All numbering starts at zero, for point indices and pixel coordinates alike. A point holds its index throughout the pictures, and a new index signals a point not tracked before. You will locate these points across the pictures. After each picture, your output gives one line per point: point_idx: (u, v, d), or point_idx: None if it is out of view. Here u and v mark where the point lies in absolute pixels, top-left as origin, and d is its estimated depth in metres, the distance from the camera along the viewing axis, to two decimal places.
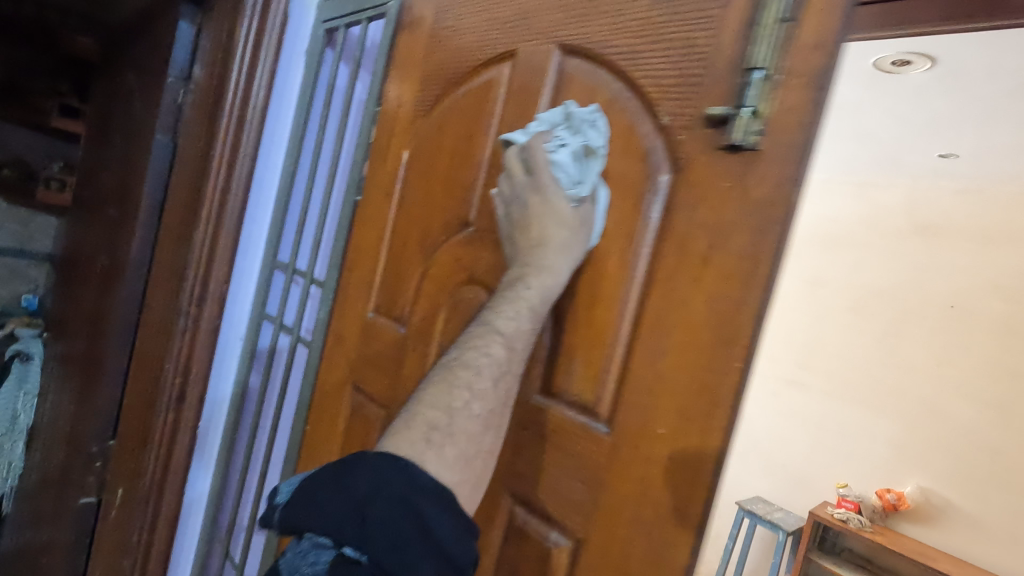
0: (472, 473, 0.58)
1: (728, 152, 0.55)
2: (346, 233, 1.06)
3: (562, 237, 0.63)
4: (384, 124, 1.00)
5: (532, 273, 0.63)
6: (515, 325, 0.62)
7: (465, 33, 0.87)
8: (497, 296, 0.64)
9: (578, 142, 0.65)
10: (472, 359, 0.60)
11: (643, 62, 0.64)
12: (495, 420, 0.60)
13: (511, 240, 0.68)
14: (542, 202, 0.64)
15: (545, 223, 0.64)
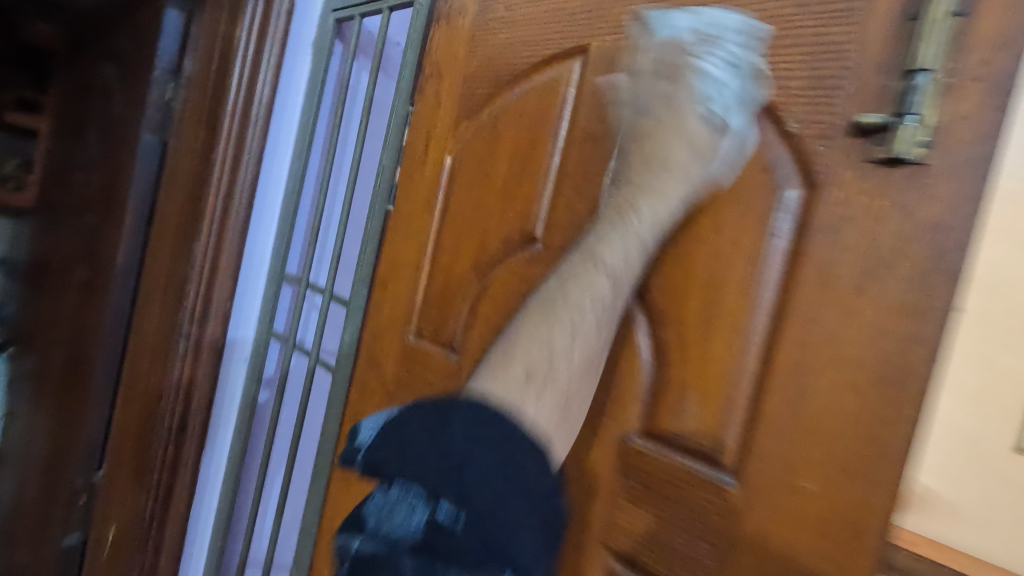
0: (568, 415, 0.59)
1: (885, 166, 0.48)
2: (375, 246, 0.96)
3: (672, 187, 0.57)
4: (420, 125, 0.90)
5: (643, 198, 0.57)
6: (622, 256, 0.57)
7: (520, 25, 0.78)
8: (604, 224, 0.58)
9: (735, 60, 0.56)
10: (561, 301, 0.56)
11: (760, 60, 0.56)
12: (592, 365, 0.59)
13: (625, 153, 0.61)
14: (674, 118, 0.56)
15: (671, 141, 0.56)
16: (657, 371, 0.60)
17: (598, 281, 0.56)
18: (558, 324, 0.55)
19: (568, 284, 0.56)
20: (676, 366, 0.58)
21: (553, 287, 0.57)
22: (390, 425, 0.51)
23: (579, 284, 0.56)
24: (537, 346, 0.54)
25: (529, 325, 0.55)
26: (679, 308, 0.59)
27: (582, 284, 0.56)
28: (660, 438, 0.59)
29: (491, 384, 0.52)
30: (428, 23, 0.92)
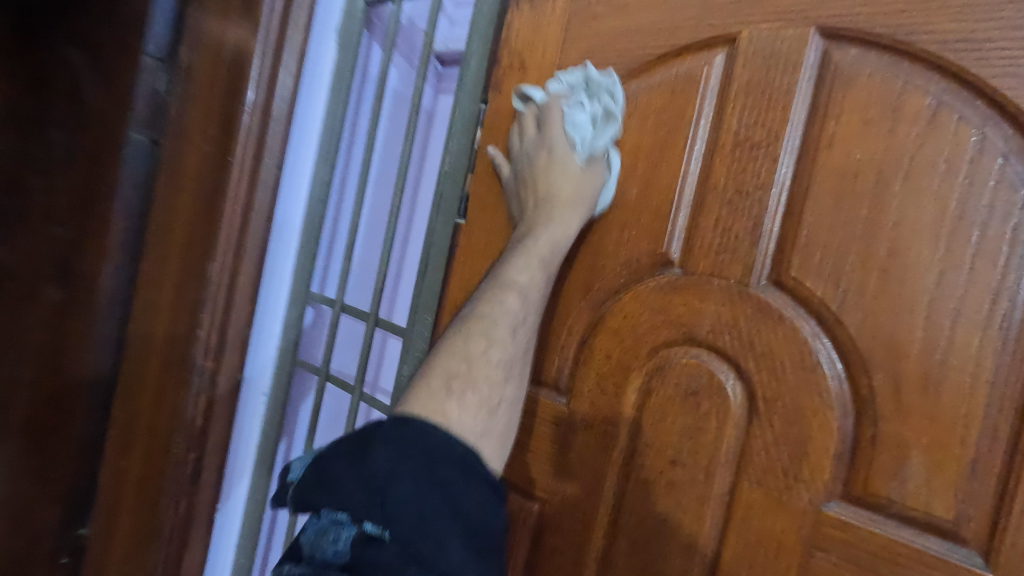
0: (496, 424, 0.58)
1: None
2: (440, 266, 0.83)
3: (572, 199, 0.65)
4: (497, 126, 0.77)
5: (541, 226, 0.66)
6: (533, 273, 0.64)
7: (635, 10, 0.66)
8: (508, 254, 0.67)
9: (599, 109, 0.67)
10: (496, 331, 0.61)
11: (993, 53, 0.47)
12: (513, 371, 0.62)
13: (526, 184, 0.70)
14: (551, 157, 0.68)
15: (552, 175, 0.67)
16: (856, 417, 0.51)
17: (564, 203, 0.65)
18: (497, 363, 0.60)
19: (535, 253, 0.65)
20: (889, 419, 0.49)
21: (480, 310, 0.63)
22: (329, 456, 0.52)
23: (551, 231, 0.65)
24: (485, 346, 0.60)
25: (489, 340, 0.60)
26: (892, 351, 0.50)
27: (526, 260, 0.64)
28: (868, 503, 0.50)
29: (414, 404, 0.55)
30: (501, 8, 0.80)
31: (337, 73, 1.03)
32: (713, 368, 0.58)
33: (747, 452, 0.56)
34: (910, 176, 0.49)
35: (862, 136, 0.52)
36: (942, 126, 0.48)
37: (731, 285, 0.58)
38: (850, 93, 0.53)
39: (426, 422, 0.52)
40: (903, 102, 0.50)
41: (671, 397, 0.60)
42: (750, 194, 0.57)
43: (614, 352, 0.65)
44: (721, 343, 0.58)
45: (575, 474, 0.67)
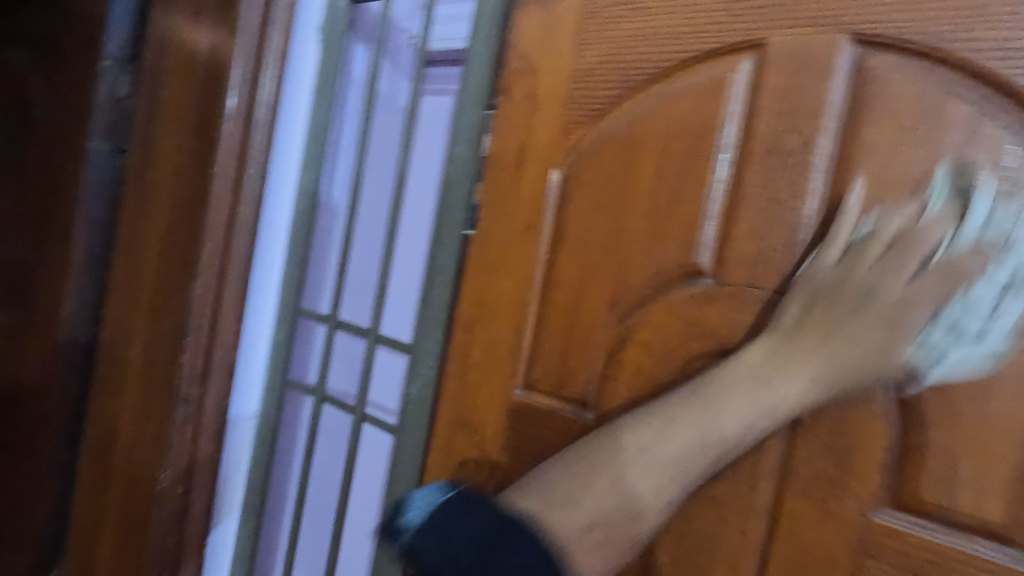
0: (613, 545, 0.51)
1: None
2: (448, 279, 0.79)
3: (847, 356, 0.50)
4: (508, 133, 0.74)
5: (773, 375, 0.52)
6: (741, 418, 0.52)
7: (654, 13, 0.64)
8: (712, 381, 0.53)
9: (974, 331, 0.48)
10: (722, 412, 0.52)
11: None
12: (648, 506, 0.52)
13: (836, 300, 0.51)
14: (903, 301, 0.49)
15: (865, 345, 0.50)
16: (902, 425, 0.51)
17: (899, 353, 0.49)
18: (694, 429, 0.52)
19: (842, 327, 0.50)
20: (935, 425, 0.49)
21: (732, 371, 0.53)
22: (453, 508, 0.50)
23: (848, 334, 0.50)
24: (744, 405, 0.52)
25: (738, 392, 0.52)
26: None
27: (790, 374, 0.51)
28: (916, 512, 0.50)
29: (528, 501, 0.51)
30: (505, 7, 0.76)
31: (320, 74, 0.96)
32: None
33: (791, 465, 0.55)
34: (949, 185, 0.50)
35: (898, 143, 0.52)
36: (980, 133, 0.49)
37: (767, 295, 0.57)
38: (886, 100, 0.52)
39: (527, 530, 0.47)
40: (940, 108, 0.50)
41: None
42: (785, 203, 0.57)
43: (644, 366, 0.63)
44: None
45: None
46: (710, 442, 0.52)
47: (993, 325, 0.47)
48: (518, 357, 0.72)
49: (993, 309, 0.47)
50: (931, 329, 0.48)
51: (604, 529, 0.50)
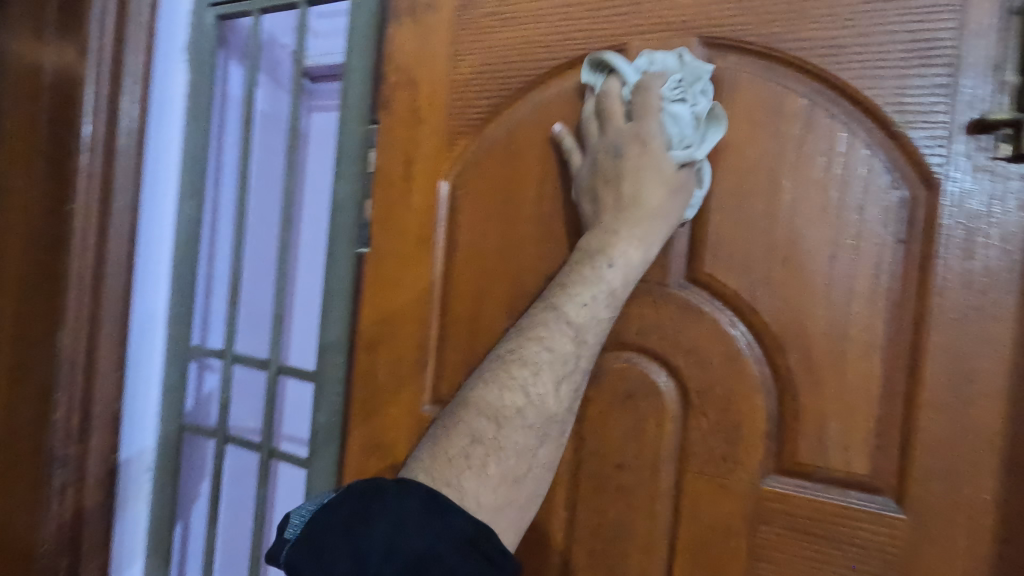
0: (520, 493, 0.52)
1: (1010, 162, 0.48)
2: (346, 300, 0.76)
3: (650, 179, 0.53)
4: (393, 146, 0.73)
5: (615, 240, 0.54)
6: (586, 310, 0.54)
7: (523, 23, 0.66)
8: (563, 275, 0.55)
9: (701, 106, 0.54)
10: (563, 307, 0.54)
11: (849, 58, 0.53)
12: (517, 470, 0.52)
13: (593, 194, 0.57)
14: (642, 153, 0.54)
15: (642, 177, 0.54)
16: (779, 396, 0.55)
17: (661, 140, 0.54)
18: (547, 333, 0.53)
19: (630, 175, 0.54)
20: (806, 393, 0.53)
21: (595, 238, 0.55)
22: (331, 501, 0.48)
23: (625, 171, 0.54)
24: (578, 295, 0.54)
25: (573, 281, 0.54)
26: (799, 329, 0.54)
27: (631, 220, 0.54)
28: (799, 474, 0.54)
29: (418, 471, 0.51)
30: (378, 20, 0.75)
31: (192, 95, 0.90)
32: (645, 369, 0.60)
33: (688, 444, 0.58)
34: (796, 172, 0.54)
35: (751, 135, 0.56)
36: (815, 124, 0.54)
37: (652, 287, 0.59)
38: (737, 97, 0.57)
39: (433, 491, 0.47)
40: (782, 102, 0.55)
41: (611, 404, 0.61)
42: None
43: None
44: (648, 344, 0.60)
45: None
46: (579, 338, 0.54)
47: (699, 103, 0.54)
48: (424, 373, 0.71)
49: (690, 98, 0.54)
50: (669, 131, 0.54)
51: (514, 463, 0.51)
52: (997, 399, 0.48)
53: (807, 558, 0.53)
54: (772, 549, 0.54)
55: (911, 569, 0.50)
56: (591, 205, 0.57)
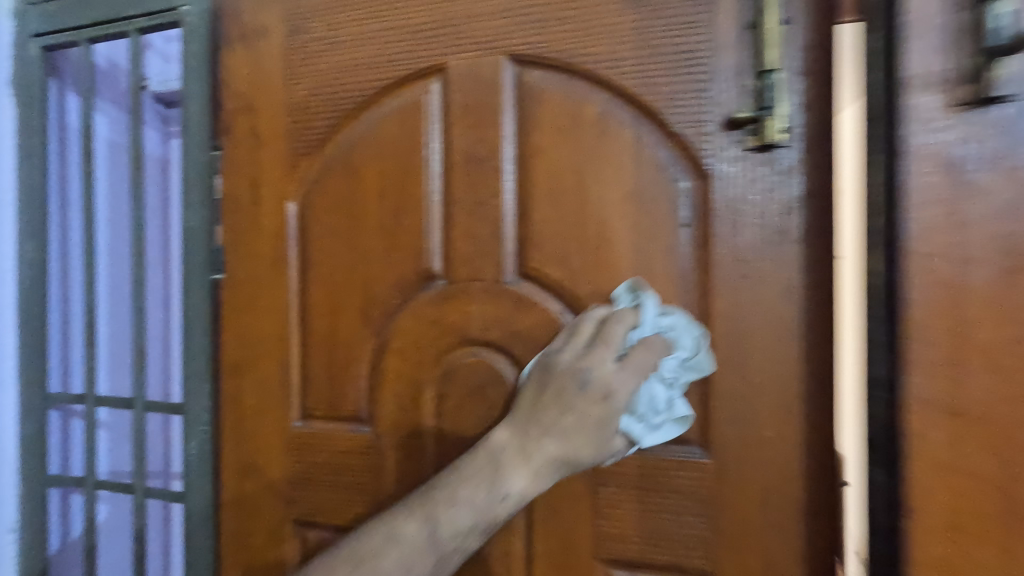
0: None
1: (759, 151, 0.56)
2: (205, 328, 0.76)
3: (585, 436, 0.54)
4: (239, 172, 0.74)
5: (516, 468, 0.55)
6: (459, 523, 0.55)
7: (351, 46, 0.69)
8: (469, 467, 0.56)
9: (675, 360, 0.56)
10: (444, 513, 0.55)
11: (629, 69, 0.60)
12: None
13: (540, 386, 0.57)
14: (603, 403, 0.54)
15: (574, 431, 0.54)
16: None
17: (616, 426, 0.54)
18: (426, 523, 0.55)
19: (572, 408, 0.54)
20: None
21: (512, 448, 0.56)
22: None
23: (579, 415, 0.54)
24: (467, 514, 0.55)
25: (473, 496, 0.55)
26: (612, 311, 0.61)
27: (547, 447, 0.55)
28: None
29: None
30: (212, 48, 0.75)
31: (20, 130, 0.85)
32: (490, 360, 0.65)
33: None
34: (597, 171, 0.61)
35: (557, 141, 0.62)
36: (609, 128, 0.61)
37: (489, 285, 0.65)
38: (543, 108, 0.63)
39: None
40: (580, 111, 0.62)
41: (464, 396, 0.66)
42: (488, 203, 0.65)
43: (404, 370, 0.68)
44: (491, 337, 0.65)
45: (393, 494, 0.69)
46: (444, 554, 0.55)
47: (675, 385, 0.56)
48: (292, 390, 0.73)
49: (669, 378, 0.56)
50: (636, 401, 0.55)
51: None
52: (769, 353, 0.57)
53: (639, 510, 0.60)
54: (609, 507, 0.61)
55: (719, 504, 0.58)
56: (534, 392, 0.57)
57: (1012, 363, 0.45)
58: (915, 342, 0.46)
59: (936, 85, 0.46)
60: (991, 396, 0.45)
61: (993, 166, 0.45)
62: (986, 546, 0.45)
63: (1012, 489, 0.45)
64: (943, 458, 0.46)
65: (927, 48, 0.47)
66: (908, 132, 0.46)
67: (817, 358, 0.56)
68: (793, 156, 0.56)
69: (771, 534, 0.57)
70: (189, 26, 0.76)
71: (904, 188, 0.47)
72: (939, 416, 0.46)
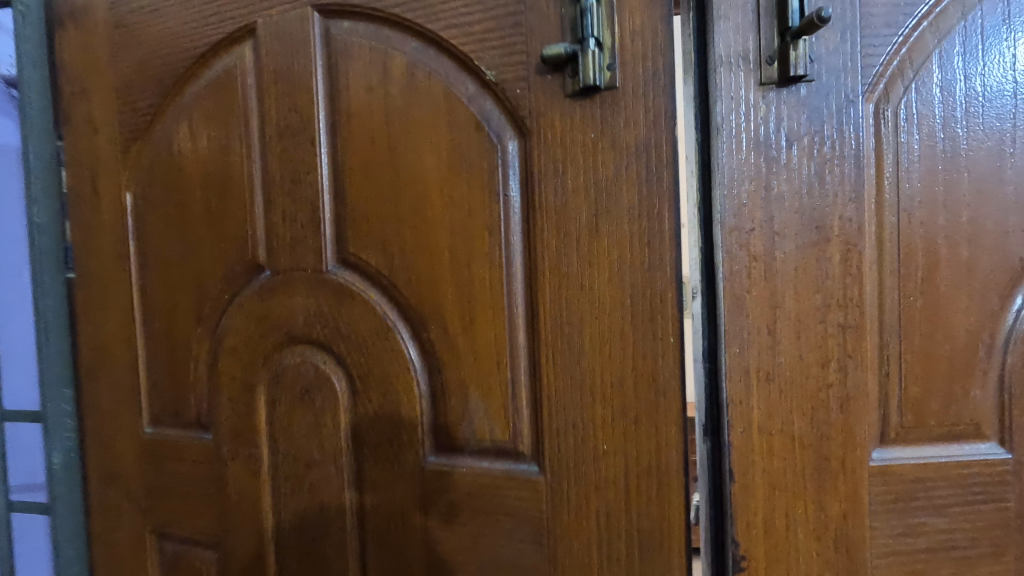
0: None
1: (580, 97, 0.45)
2: (61, 331, 0.71)
3: None
4: (79, 162, 0.69)
5: None
6: None
7: (169, 15, 0.62)
8: None
9: None
10: None
11: (439, 9, 0.50)
12: None
13: None
14: None
15: None
16: (428, 371, 0.53)
17: None
18: None
19: None
20: (448, 363, 0.51)
21: None
22: None
23: None
24: None
25: None
26: (434, 299, 0.52)
27: None
28: (455, 449, 0.52)
29: None
30: (48, 30, 0.70)
31: None
32: (315, 361, 0.57)
33: (360, 432, 0.56)
34: (411, 135, 0.52)
35: (369, 102, 0.53)
36: (420, 82, 0.51)
37: (309, 275, 0.57)
38: (352, 67, 0.54)
39: None
40: (390, 65, 0.52)
41: (292, 402, 0.58)
42: (303, 181, 0.57)
43: (237, 372, 0.61)
44: (315, 334, 0.57)
45: (233, 508, 0.63)
46: None
47: None
48: (141, 394, 0.68)
49: None
50: None
51: None
52: (601, 350, 0.46)
53: (471, 533, 0.51)
54: (441, 528, 0.53)
55: (554, 531, 0.48)
56: None
57: (817, 330, 0.43)
58: (731, 323, 0.43)
59: (743, 64, 0.42)
60: (812, 368, 0.43)
61: (793, 148, 0.42)
62: (800, 519, 0.44)
63: (817, 462, 0.44)
64: (770, 435, 0.44)
65: (733, 26, 0.42)
66: (718, 116, 0.43)
67: (661, 354, 0.44)
68: (625, 101, 0.44)
69: (618, 567, 0.47)
70: (21, 6, 0.69)
71: (716, 173, 0.43)
72: (734, 382, 0.44)
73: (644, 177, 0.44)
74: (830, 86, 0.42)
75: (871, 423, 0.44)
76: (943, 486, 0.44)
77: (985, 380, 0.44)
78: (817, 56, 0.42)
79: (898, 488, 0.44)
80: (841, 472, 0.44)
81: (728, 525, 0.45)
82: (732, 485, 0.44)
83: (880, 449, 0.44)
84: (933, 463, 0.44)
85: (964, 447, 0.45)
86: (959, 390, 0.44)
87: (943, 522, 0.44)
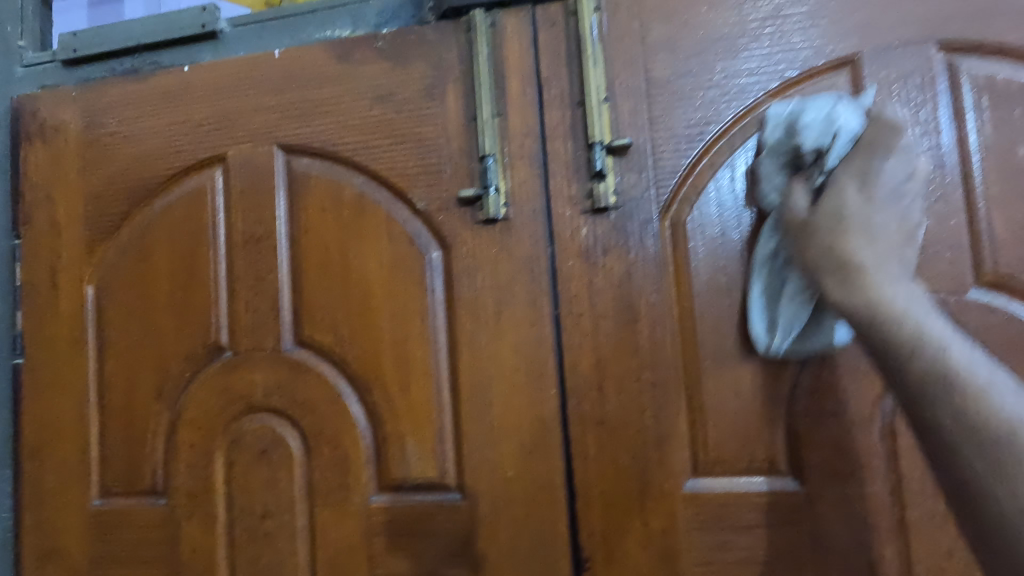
0: None
1: (486, 224, 0.65)
2: (7, 414, 0.78)
3: None
4: (37, 258, 0.77)
5: None
6: None
7: (141, 140, 0.75)
8: None
9: None
10: None
11: (380, 156, 0.69)
12: None
13: None
14: None
15: None
16: (371, 427, 0.67)
17: None
18: None
19: None
20: (388, 419, 0.66)
21: None
22: None
23: None
24: None
25: None
26: (377, 370, 0.67)
27: None
28: (394, 487, 0.66)
29: None
30: (13, 144, 0.79)
31: None
32: (273, 426, 0.69)
33: (313, 482, 0.68)
34: (360, 245, 0.68)
35: (324, 219, 0.69)
36: (367, 205, 0.68)
37: (269, 354, 0.70)
38: (311, 192, 0.70)
39: None
40: (342, 192, 0.69)
41: (251, 463, 0.69)
42: (266, 279, 0.70)
43: (195, 442, 0.71)
44: (272, 402, 0.69)
45: (185, 566, 0.70)
46: None
47: None
48: (90, 468, 0.74)
49: None
50: None
51: None
52: (506, 400, 0.64)
53: (407, 556, 0.65)
54: (382, 555, 0.65)
55: (474, 543, 0.63)
56: None
57: (634, 386, 0.61)
58: (571, 376, 0.62)
59: (571, 201, 0.64)
60: (634, 416, 0.61)
61: (607, 252, 0.63)
62: (628, 531, 0.60)
63: (640, 487, 0.60)
64: (603, 464, 0.61)
65: (566, 175, 0.64)
66: (560, 234, 0.64)
67: (545, 403, 0.63)
68: (514, 226, 0.65)
69: (522, 566, 0.62)
70: None
71: (560, 273, 0.63)
72: (588, 425, 0.62)
73: (527, 277, 0.64)
74: (632, 210, 0.62)
75: (682, 459, 0.60)
76: (746, 511, 0.59)
77: (775, 426, 0.59)
78: (621, 192, 0.63)
79: (709, 509, 0.59)
80: (658, 495, 0.60)
81: (575, 535, 0.61)
82: (575, 503, 0.61)
83: (692, 478, 0.60)
84: (737, 493, 0.59)
85: (762, 479, 0.59)
86: (752, 435, 0.59)
87: (748, 541, 0.58)
